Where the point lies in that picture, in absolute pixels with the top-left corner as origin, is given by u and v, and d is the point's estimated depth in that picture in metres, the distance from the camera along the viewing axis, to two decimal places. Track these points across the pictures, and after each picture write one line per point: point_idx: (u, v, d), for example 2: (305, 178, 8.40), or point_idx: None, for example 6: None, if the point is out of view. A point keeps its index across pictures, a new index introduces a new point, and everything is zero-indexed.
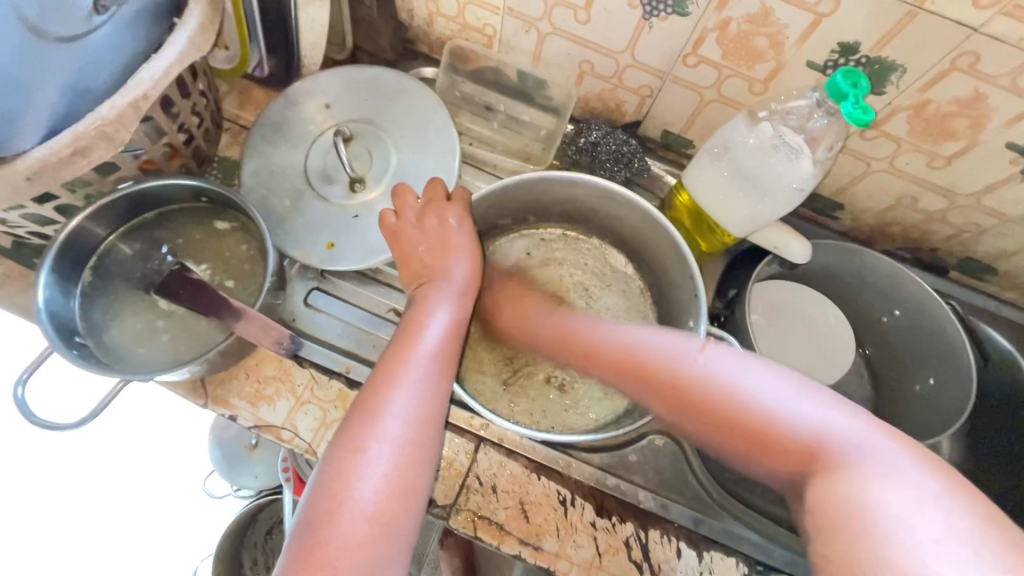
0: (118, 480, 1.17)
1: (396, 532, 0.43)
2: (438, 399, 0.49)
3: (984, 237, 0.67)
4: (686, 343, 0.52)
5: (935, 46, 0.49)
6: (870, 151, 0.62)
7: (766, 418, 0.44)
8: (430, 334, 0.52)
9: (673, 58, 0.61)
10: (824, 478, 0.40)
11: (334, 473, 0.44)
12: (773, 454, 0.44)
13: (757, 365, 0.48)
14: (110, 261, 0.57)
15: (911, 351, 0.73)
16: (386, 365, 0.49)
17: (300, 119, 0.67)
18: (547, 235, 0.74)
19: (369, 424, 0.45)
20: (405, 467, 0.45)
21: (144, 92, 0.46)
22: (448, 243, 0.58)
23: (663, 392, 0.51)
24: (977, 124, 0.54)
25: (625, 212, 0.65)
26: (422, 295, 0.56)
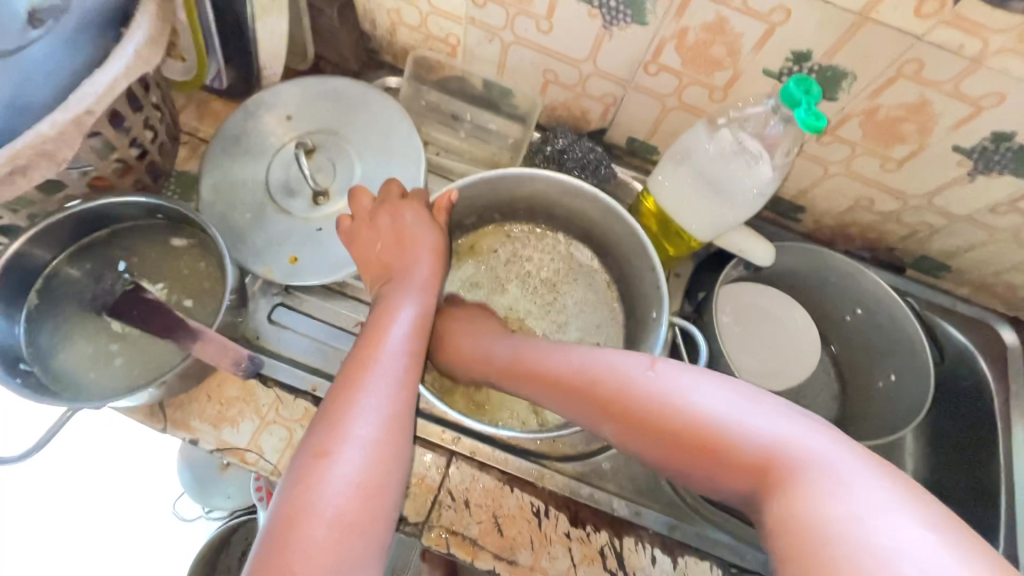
0: (81, 510, 1.12)
1: (363, 537, 0.41)
2: (406, 400, 0.48)
3: (937, 236, 0.69)
4: (641, 359, 0.49)
5: (882, 53, 0.51)
6: (827, 154, 0.64)
7: (723, 433, 0.41)
8: (396, 334, 0.51)
9: (634, 66, 0.62)
10: (785, 492, 0.37)
11: (298, 482, 0.42)
12: (726, 474, 0.41)
13: (705, 378, 0.45)
14: (57, 284, 0.55)
15: (874, 349, 0.75)
16: (350, 370, 0.48)
17: (260, 131, 0.66)
18: (513, 233, 0.74)
19: (332, 428, 0.44)
20: (375, 470, 0.43)
21: (87, 108, 0.45)
22: (405, 240, 0.58)
23: (608, 406, 0.47)
24: (925, 128, 0.56)
25: (587, 206, 0.65)
26: (384, 297, 0.55)
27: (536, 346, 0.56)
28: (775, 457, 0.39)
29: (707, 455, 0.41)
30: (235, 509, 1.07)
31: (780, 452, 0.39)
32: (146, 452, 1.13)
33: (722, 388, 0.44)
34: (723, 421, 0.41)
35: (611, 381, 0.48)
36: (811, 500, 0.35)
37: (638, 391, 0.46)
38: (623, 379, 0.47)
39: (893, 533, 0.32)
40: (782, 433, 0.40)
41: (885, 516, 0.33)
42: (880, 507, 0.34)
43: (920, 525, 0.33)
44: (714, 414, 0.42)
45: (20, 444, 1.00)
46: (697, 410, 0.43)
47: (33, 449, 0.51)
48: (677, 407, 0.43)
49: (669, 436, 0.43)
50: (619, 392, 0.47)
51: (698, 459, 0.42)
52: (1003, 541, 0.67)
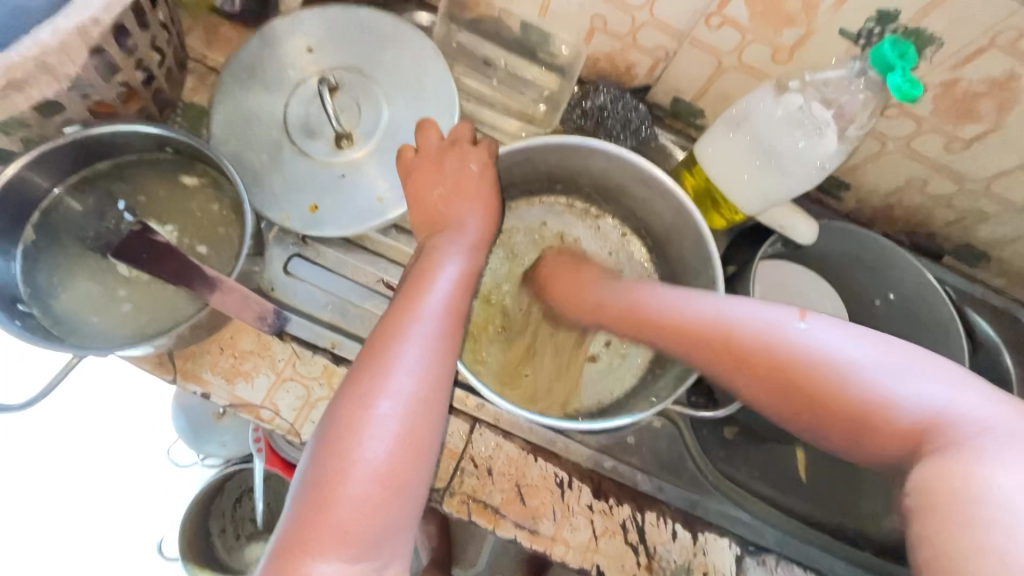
0: (72, 452, 1.10)
1: (405, 490, 0.41)
2: (448, 354, 0.46)
3: (986, 223, 0.67)
4: (784, 314, 0.46)
5: (978, 18, 0.46)
6: (890, 130, 0.60)
7: (880, 400, 0.40)
8: (440, 287, 0.48)
9: (695, 17, 0.57)
10: (938, 456, 0.36)
11: (341, 431, 0.41)
12: (866, 435, 0.41)
13: (843, 330, 0.44)
14: (57, 218, 0.50)
15: (902, 335, 0.73)
16: (391, 319, 0.46)
17: (279, 63, 0.60)
18: (566, 207, 0.70)
19: (376, 379, 0.43)
20: (417, 424, 0.42)
21: (93, 17, 0.38)
22: (467, 191, 0.55)
23: (765, 377, 0.45)
24: (1004, 106, 0.53)
25: (654, 198, 0.61)
26: (432, 245, 0.52)
27: (651, 291, 0.52)
28: (940, 425, 0.38)
29: (845, 423, 0.41)
30: (231, 458, 1.05)
31: (949, 419, 0.38)
32: (141, 394, 1.10)
33: (890, 347, 0.42)
34: (875, 384, 0.40)
35: (752, 342, 0.45)
36: (958, 465, 0.35)
37: (790, 358, 0.43)
38: (769, 330, 0.45)
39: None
40: (922, 378, 0.40)
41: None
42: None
43: None
44: (870, 375, 0.41)
45: (13, 386, 0.97)
46: (861, 376, 0.41)
47: (32, 399, 0.47)
48: (827, 367, 0.42)
49: (808, 395, 0.43)
50: (764, 346, 0.45)
51: (843, 428, 0.42)
52: None
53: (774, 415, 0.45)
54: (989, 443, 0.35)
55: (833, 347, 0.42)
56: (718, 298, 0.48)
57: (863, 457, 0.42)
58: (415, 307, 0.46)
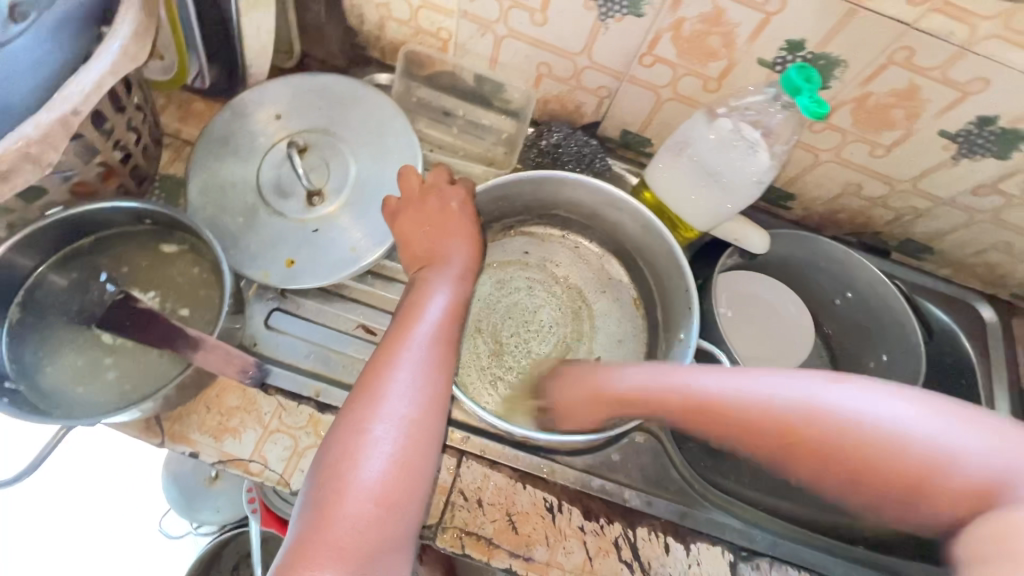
0: (60, 525, 1.07)
1: (399, 513, 0.42)
2: (442, 377, 0.48)
3: (921, 219, 0.72)
4: (807, 380, 0.45)
5: (875, 41, 0.52)
6: (819, 142, 0.65)
7: (933, 457, 0.40)
8: (430, 316, 0.51)
9: (630, 58, 0.63)
10: (958, 473, 0.39)
11: (340, 455, 0.43)
12: (880, 488, 0.42)
13: (801, 377, 0.45)
14: (41, 295, 0.52)
15: (865, 330, 0.77)
16: (386, 346, 0.49)
17: (249, 131, 0.64)
18: (545, 234, 0.74)
19: (373, 404, 0.45)
20: (413, 446, 0.44)
21: (72, 109, 0.41)
22: (447, 225, 0.59)
23: (796, 448, 0.44)
24: (913, 114, 0.58)
25: (622, 217, 0.65)
26: (422, 278, 0.56)
27: (651, 366, 0.52)
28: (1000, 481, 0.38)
29: (859, 475, 0.42)
30: (227, 523, 1.03)
31: (1007, 477, 0.38)
32: (130, 467, 1.09)
33: (908, 398, 0.42)
34: (884, 427, 0.42)
35: (739, 403, 0.46)
36: (1015, 513, 0.35)
37: (809, 432, 0.43)
38: (744, 391, 0.46)
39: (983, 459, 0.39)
40: (943, 424, 0.41)
41: (990, 449, 0.39)
42: (988, 452, 0.39)
43: None
44: (885, 425, 0.41)
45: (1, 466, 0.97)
46: (861, 427, 0.42)
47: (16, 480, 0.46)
48: (810, 415, 0.43)
49: (801, 449, 0.44)
50: (742, 414, 0.46)
51: (845, 482, 0.43)
52: None
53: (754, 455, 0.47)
54: None
55: (788, 397, 0.45)
56: (731, 376, 0.47)
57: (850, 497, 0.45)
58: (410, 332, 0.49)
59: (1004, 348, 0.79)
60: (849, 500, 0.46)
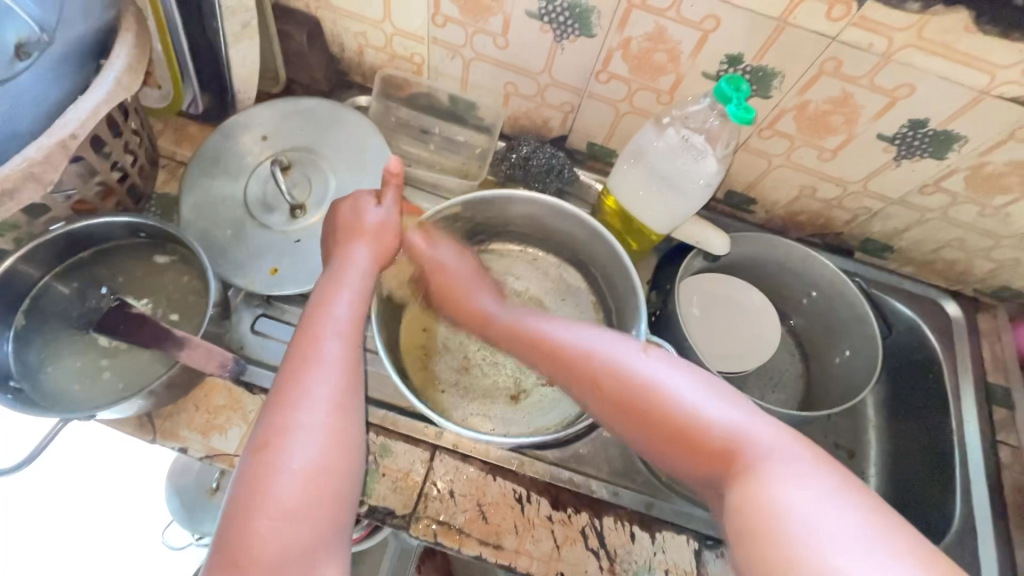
0: (76, 527, 1.13)
1: (316, 519, 0.44)
2: (351, 382, 0.50)
3: (876, 218, 0.76)
4: (652, 356, 0.48)
5: (804, 53, 0.57)
6: (769, 148, 0.69)
7: (731, 444, 0.41)
8: (335, 318, 0.52)
9: (587, 75, 0.68)
10: (742, 482, 0.39)
11: (252, 471, 0.44)
12: (699, 462, 0.42)
13: (662, 358, 0.48)
14: (44, 302, 0.57)
15: (829, 327, 0.80)
16: (293, 358, 0.50)
17: (237, 152, 0.69)
18: (504, 250, 0.78)
19: (280, 418, 0.46)
20: (327, 455, 0.46)
21: (71, 132, 0.46)
22: (354, 233, 0.59)
23: (620, 407, 0.47)
24: (850, 119, 0.62)
25: (568, 226, 0.70)
26: (321, 283, 0.56)
27: (542, 322, 0.56)
28: (741, 445, 0.41)
29: (681, 450, 0.43)
30: None
31: (744, 450, 0.40)
32: (136, 474, 1.15)
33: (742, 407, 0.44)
34: (710, 412, 0.43)
35: (606, 365, 0.49)
36: (764, 489, 0.37)
37: (640, 391, 0.46)
38: (620, 361, 0.49)
39: (790, 475, 0.38)
40: (772, 436, 0.41)
41: (785, 454, 0.39)
42: (806, 469, 0.38)
43: (851, 511, 0.35)
44: (691, 404, 0.44)
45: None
46: (687, 404, 0.44)
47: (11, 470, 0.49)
48: (657, 396, 0.45)
49: (639, 418, 0.46)
50: (608, 372, 0.49)
51: (677, 454, 0.43)
52: (962, 497, 0.73)
53: (610, 425, 0.48)
54: (785, 482, 0.37)
55: (655, 377, 0.46)
56: (620, 344, 0.50)
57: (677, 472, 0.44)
58: (312, 340, 0.51)
59: (970, 342, 0.81)
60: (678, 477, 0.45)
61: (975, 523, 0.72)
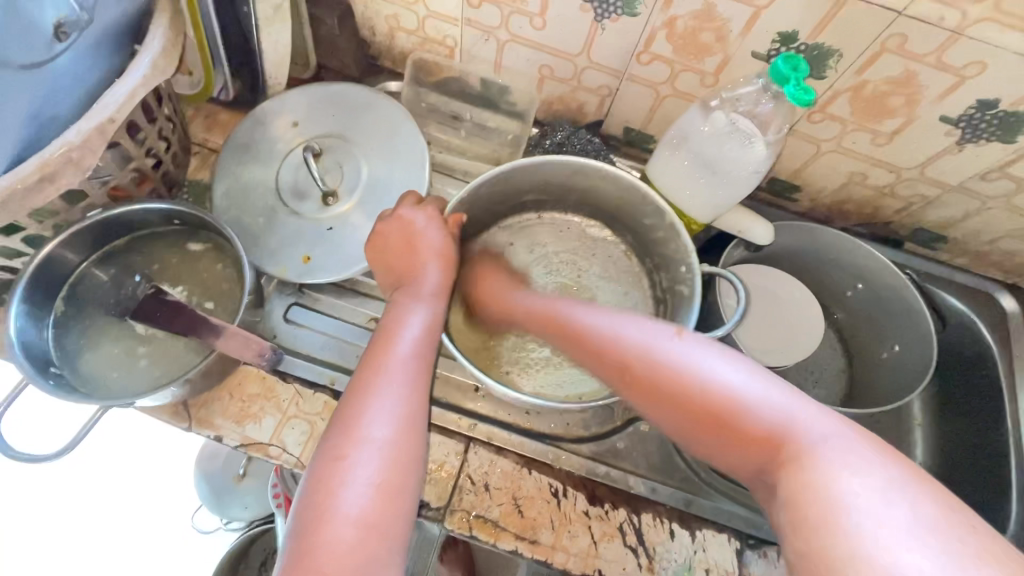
0: (112, 506, 1.16)
1: (383, 537, 0.42)
2: (418, 399, 0.48)
3: (930, 207, 0.72)
4: (692, 342, 0.48)
5: (866, 30, 0.53)
6: (819, 132, 0.66)
7: (775, 427, 0.41)
8: (407, 336, 0.52)
9: (628, 57, 0.65)
10: (793, 475, 0.39)
11: (319, 483, 0.43)
12: (734, 446, 0.43)
13: (726, 355, 0.46)
14: (83, 289, 0.57)
15: (878, 319, 0.76)
16: (363, 374, 0.49)
17: (269, 138, 0.68)
18: (526, 220, 0.75)
19: (348, 432, 0.45)
20: (393, 470, 0.44)
21: (108, 117, 0.45)
22: (414, 244, 0.59)
23: (664, 399, 0.46)
24: (911, 101, 0.58)
25: (595, 182, 0.67)
26: (394, 303, 0.55)
27: (571, 307, 0.56)
28: (789, 431, 0.41)
29: (721, 440, 0.44)
30: (254, 520, 1.07)
31: (794, 435, 0.41)
32: (167, 462, 1.16)
33: (780, 387, 0.44)
34: (748, 402, 0.43)
35: (638, 352, 0.48)
36: (813, 488, 0.37)
37: (683, 383, 0.45)
38: (654, 351, 0.48)
39: (841, 476, 0.37)
40: (798, 420, 0.41)
41: (845, 445, 0.39)
42: (846, 466, 0.37)
43: (912, 500, 0.35)
44: (739, 391, 0.43)
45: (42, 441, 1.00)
46: (745, 398, 0.43)
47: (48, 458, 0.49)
48: (684, 378, 0.45)
49: (692, 414, 0.45)
50: (631, 355, 0.49)
51: (721, 442, 0.44)
52: (1016, 500, 0.70)
53: (655, 420, 0.47)
54: (833, 459, 0.38)
55: (705, 369, 0.45)
56: (653, 329, 0.50)
57: (726, 462, 0.44)
58: (382, 358, 0.50)
59: None
60: (729, 471, 0.45)
61: None
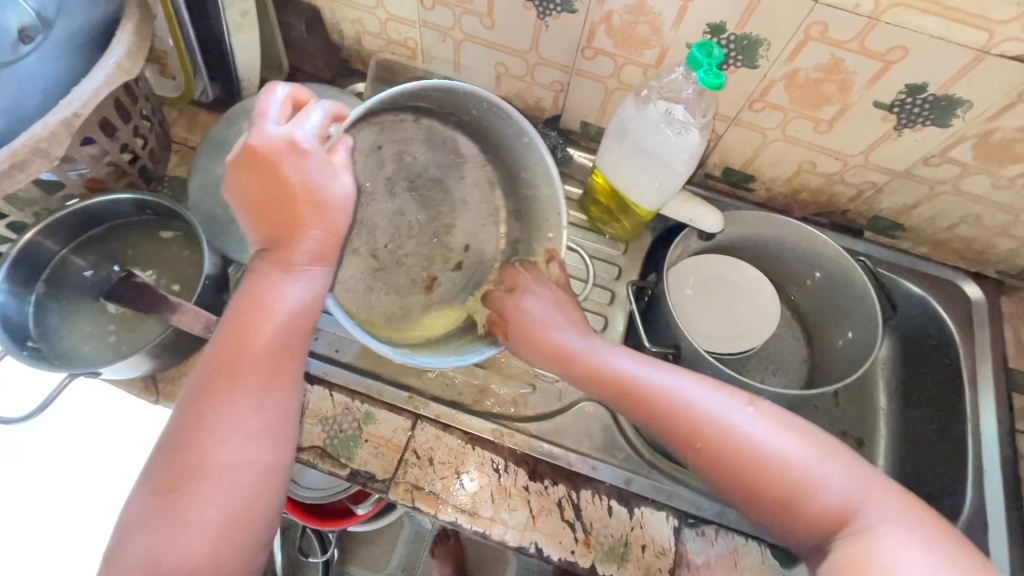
0: None
1: (230, 547, 0.47)
2: (269, 411, 0.49)
3: (883, 194, 0.72)
4: (741, 405, 0.51)
5: (787, 20, 0.55)
6: (763, 121, 0.67)
7: (846, 504, 0.47)
8: (260, 338, 0.49)
9: (573, 52, 0.68)
10: (857, 542, 0.45)
11: (160, 503, 0.46)
12: (797, 519, 0.48)
13: (760, 413, 0.51)
14: (63, 273, 0.62)
15: (833, 307, 0.77)
16: (212, 384, 0.48)
17: (240, 135, 0.73)
18: (397, 118, 0.62)
19: (188, 454, 0.47)
20: (243, 487, 0.47)
21: (74, 112, 0.50)
22: (290, 188, 0.49)
23: (724, 467, 0.49)
24: (844, 87, 0.60)
25: (501, 129, 0.61)
26: (258, 277, 0.51)
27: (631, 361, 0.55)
28: (854, 512, 0.46)
29: (765, 503, 0.48)
30: None
31: (856, 508, 0.46)
32: None
33: (842, 460, 0.49)
34: (816, 478, 0.48)
35: (703, 420, 0.50)
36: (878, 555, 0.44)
37: (745, 453, 0.49)
38: (725, 423, 0.50)
39: (903, 555, 0.43)
40: (864, 495, 0.47)
41: (899, 519, 0.46)
42: (905, 538, 0.44)
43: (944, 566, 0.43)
44: (800, 465, 0.48)
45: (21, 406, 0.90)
46: (789, 465, 0.48)
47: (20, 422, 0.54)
48: (743, 444, 0.49)
49: (742, 479, 0.49)
50: (689, 420, 0.51)
51: (776, 509, 0.48)
52: (970, 487, 0.69)
53: (706, 478, 0.51)
54: (880, 531, 0.45)
55: (755, 435, 0.49)
56: (720, 397, 0.51)
57: (778, 527, 0.49)
58: (233, 367, 0.48)
59: (990, 326, 0.76)
60: (778, 534, 0.50)
61: (984, 516, 0.68)
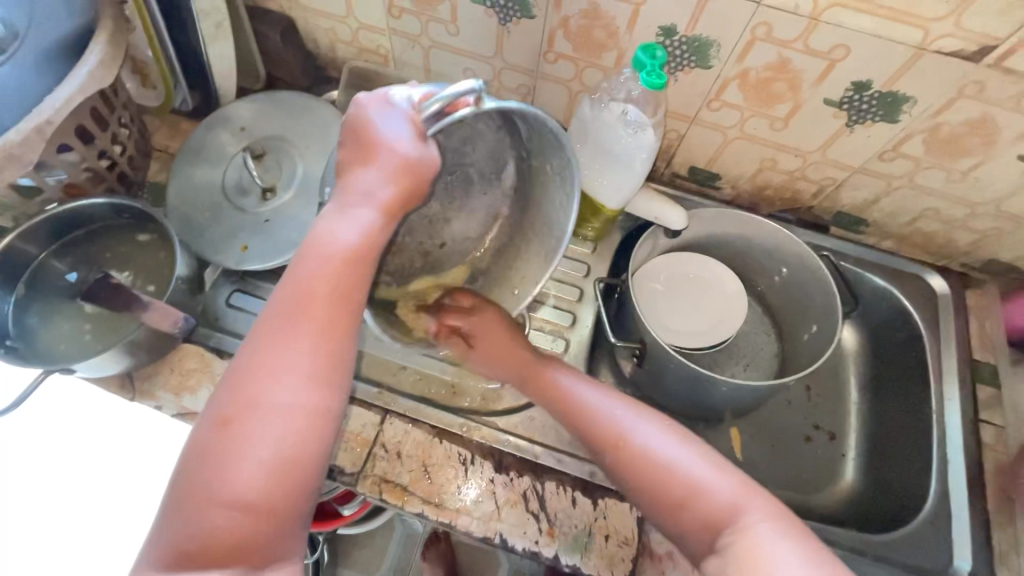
0: None
1: (276, 513, 0.43)
2: (320, 360, 0.45)
3: (843, 189, 0.74)
4: (652, 419, 0.55)
5: (733, 21, 0.57)
6: (721, 120, 0.69)
7: (734, 508, 0.48)
8: (312, 284, 0.46)
9: (536, 56, 0.70)
10: (740, 540, 0.46)
11: (207, 450, 0.42)
12: (687, 526, 0.49)
13: (664, 429, 0.54)
14: (42, 275, 0.64)
15: (798, 302, 0.79)
16: (272, 325, 0.45)
17: (218, 141, 0.75)
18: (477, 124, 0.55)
19: (242, 395, 0.43)
20: (294, 442, 0.43)
21: (46, 120, 0.53)
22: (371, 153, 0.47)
23: (632, 472, 0.52)
24: (794, 85, 0.61)
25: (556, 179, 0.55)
26: (327, 219, 0.47)
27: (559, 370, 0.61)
28: (740, 516, 0.48)
29: (663, 508, 0.50)
30: None
31: (742, 511, 0.48)
32: None
33: (727, 469, 0.51)
34: (709, 485, 0.49)
35: (608, 426, 0.55)
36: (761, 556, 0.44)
37: (649, 457, 0.52)
38: (635, 431, 0.53)
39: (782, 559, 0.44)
40: (746, 502, 0.48)
41: (784, 527, 0.47)
42: (784, 544, 0.45)
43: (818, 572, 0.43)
44: (691, 473, 0.50)
45: None
46: (682, 471, 0.50)
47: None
48: (646, 449, 0.52)
49: (648, 482, 0.51)
50: (600, 423, 0.55)
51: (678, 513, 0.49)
52: (935, 477, 0.70)
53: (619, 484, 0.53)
54: (760, 531, 0.46)
55: (653, 444, 0.52)
56: (627, 409, 0.56)
57: (676, 534, 0.50)
58: (302, 306, 0.45)
59: (955, 318, 0.77)
60: (681, 543, 0.50)
61: (949, 504, 0.68)
